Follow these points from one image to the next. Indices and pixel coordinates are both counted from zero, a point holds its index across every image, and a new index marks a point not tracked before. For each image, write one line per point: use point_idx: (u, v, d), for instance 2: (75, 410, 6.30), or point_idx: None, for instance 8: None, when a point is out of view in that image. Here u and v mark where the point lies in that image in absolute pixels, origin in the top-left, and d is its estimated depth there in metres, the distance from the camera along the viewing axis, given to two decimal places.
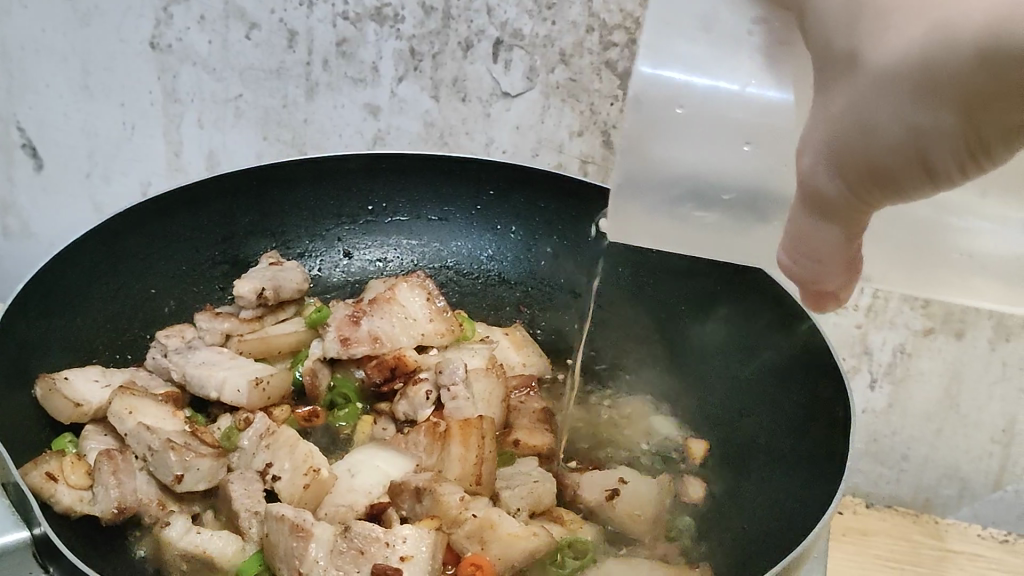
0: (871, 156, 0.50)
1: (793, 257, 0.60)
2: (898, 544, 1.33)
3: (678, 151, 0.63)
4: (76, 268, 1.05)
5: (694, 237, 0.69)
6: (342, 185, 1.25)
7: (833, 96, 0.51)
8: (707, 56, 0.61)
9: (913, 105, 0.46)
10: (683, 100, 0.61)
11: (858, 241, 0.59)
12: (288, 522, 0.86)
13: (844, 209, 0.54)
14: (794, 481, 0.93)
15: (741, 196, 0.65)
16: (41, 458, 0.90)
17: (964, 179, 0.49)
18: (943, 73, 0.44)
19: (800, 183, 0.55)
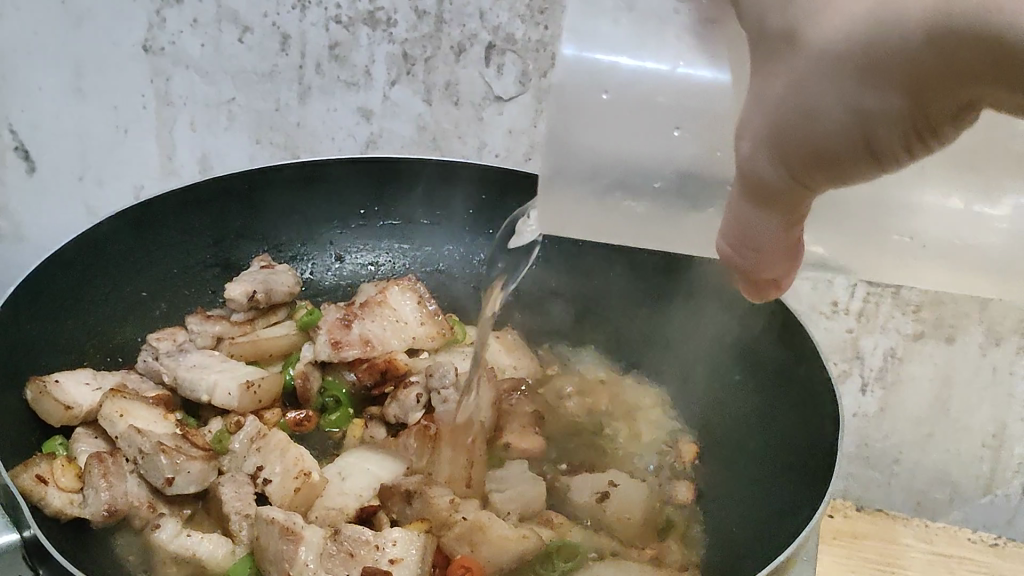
0: (815, 140, 0.47)
1: (736, 243, 0.57)
2: (889, 547, 1.34)
3: (605, 140, 0.65)
4: (69, 271, 1.05)
5: (624, 223, 0.72)
6: (333, 190, 1.25)
7: (770, 78, 0.48)
8: (632, 38, 0.63)
9: (857, 87, 0.44)
10: (610, 83, 0.63)
11: (799, 227, 0.56)
12: (278, 525, 0.86)
13: (783, 196, 0.52)
14: (781, 481, 0.93)
15: (670, 181, 0.68)
16: (31, 460, 0.90)
17: (910, 160, 0.47)
18: (890, 50, 0.41)
19: (739, 171, 0.52)
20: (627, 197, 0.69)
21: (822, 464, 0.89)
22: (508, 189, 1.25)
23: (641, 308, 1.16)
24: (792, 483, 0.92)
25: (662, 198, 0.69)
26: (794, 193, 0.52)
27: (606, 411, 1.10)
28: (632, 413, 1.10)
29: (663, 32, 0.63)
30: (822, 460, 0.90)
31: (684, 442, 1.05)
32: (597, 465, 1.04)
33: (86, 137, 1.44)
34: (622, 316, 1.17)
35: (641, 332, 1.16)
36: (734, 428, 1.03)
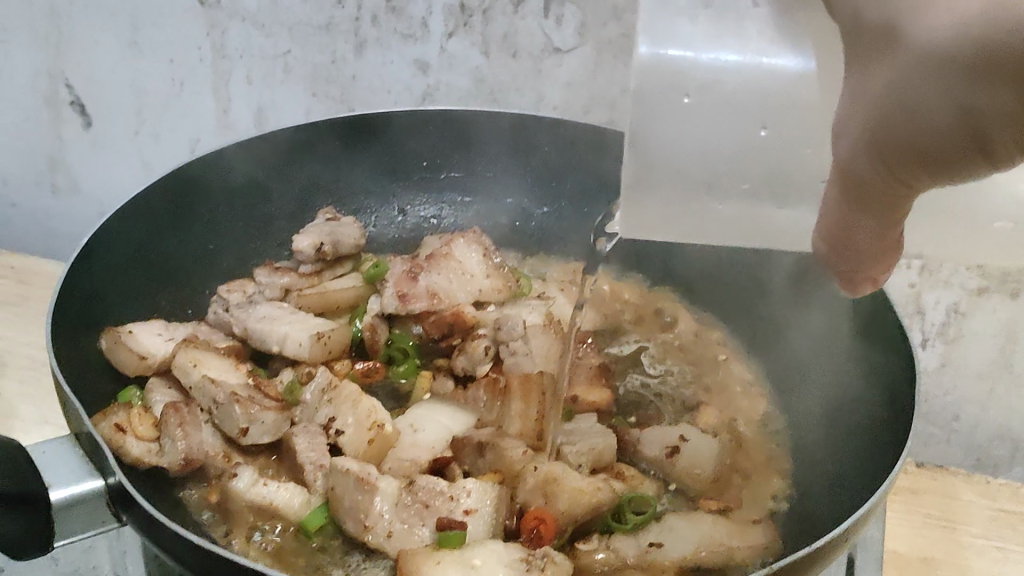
0: (919, 139, 0.51)
1: (841, 232, 0.64)
2: (950, 502, 1.33)
3: (686, 135, 0.67)
4: (135, 223, 1.04)
5: (711, 224, 0.74)
6: (395, 143, 1.24)
7: (872, 74, 0.52)
8: (713, 33, 0.65)
9: (965, 93, 0.47)
10: (690, 85, 0.65)
11: (903, 216, 0.62)
12: (352, 475, 0.88)
13: (887, 185, 0.57)
14: (849, 426, 0.94)
15: (757, 184, 0.70)
16: (109, 409, 0.91)
17: (1016, 156, 0.50)
18: (998, 59, 0.44)
19: (844, 168, 0.58)
20: (726, 184, 0.70)
21: (891, 424, 0.88)
22: (567, 140, 1.23)
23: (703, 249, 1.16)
24: (862, 445, 0.90)
25: (751, 199, 0.71)
26: (898, 182, 0.56)
27: (672, 366, 1.10)
28: (699, 370, 1.10)
29: (744, 27, 0.66)
30: (893, 418, 0.88)
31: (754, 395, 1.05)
32: (668, 417, 1.03)
33: (144, 89, 1.48)
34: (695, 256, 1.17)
35: (719, 281, 1.15)
36: (813, 384, 1.02)
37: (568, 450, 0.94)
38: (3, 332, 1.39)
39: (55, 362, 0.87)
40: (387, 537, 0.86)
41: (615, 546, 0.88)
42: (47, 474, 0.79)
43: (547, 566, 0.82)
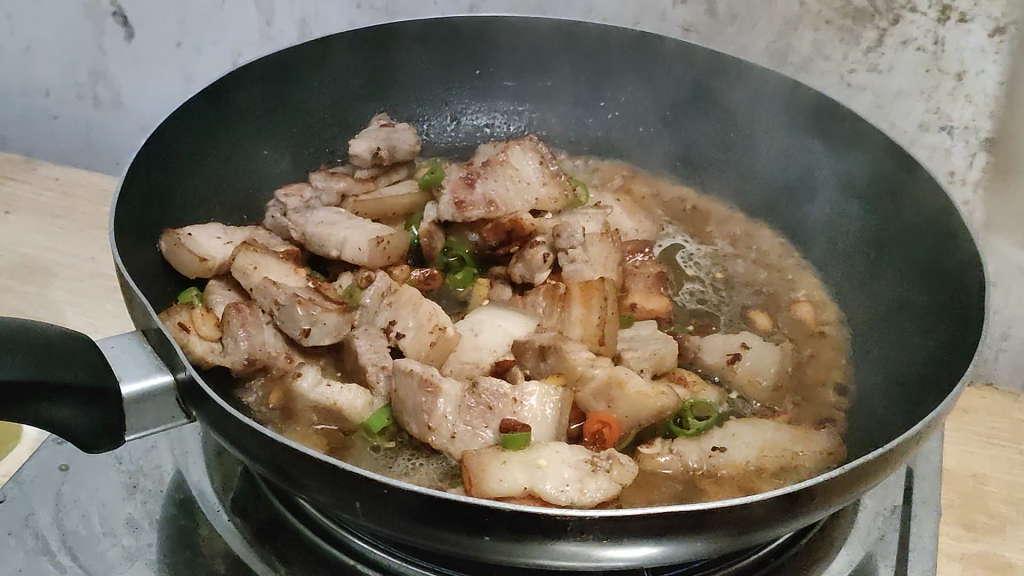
0: None
1: None
2: (999, 420, 1.31)
3: None
4: (192, 125, 1.03)
5: None
6: (450, 50, 1.23)
7: None
8: None
9: None
10: None
11: None
12: (416, 377, 0.88)
13: None
14: (917, 342, 0.93)
15: None
16: (172, 308, 0.92)
17: None
18: None
19: None
20: None
21: (960, 339, 0.86)
22: (632, 48, 1.21)
23: (791, 163, 1.15)
24: (926, 361, 0.90)
25: None
26: None
27: (726, 278, 1.09)
28: (755, 282, 1.09)
29: None
30: (961, 335, 0.87)
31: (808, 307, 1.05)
32: (726, 326, 1.03)
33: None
34: (775, 173, 1.17)
35: (802, 201, 1.14)
36: (883, 302, 1.01)
37: (629, 356, 0.94)
38: (50, 244, 1.39)
39: (120, 259, 0.88)
40: (450, 438, 0.86)
41: (678, 449, 0.87)
42: (118, 369, 0.80)
43: (614, 467, 0.83)
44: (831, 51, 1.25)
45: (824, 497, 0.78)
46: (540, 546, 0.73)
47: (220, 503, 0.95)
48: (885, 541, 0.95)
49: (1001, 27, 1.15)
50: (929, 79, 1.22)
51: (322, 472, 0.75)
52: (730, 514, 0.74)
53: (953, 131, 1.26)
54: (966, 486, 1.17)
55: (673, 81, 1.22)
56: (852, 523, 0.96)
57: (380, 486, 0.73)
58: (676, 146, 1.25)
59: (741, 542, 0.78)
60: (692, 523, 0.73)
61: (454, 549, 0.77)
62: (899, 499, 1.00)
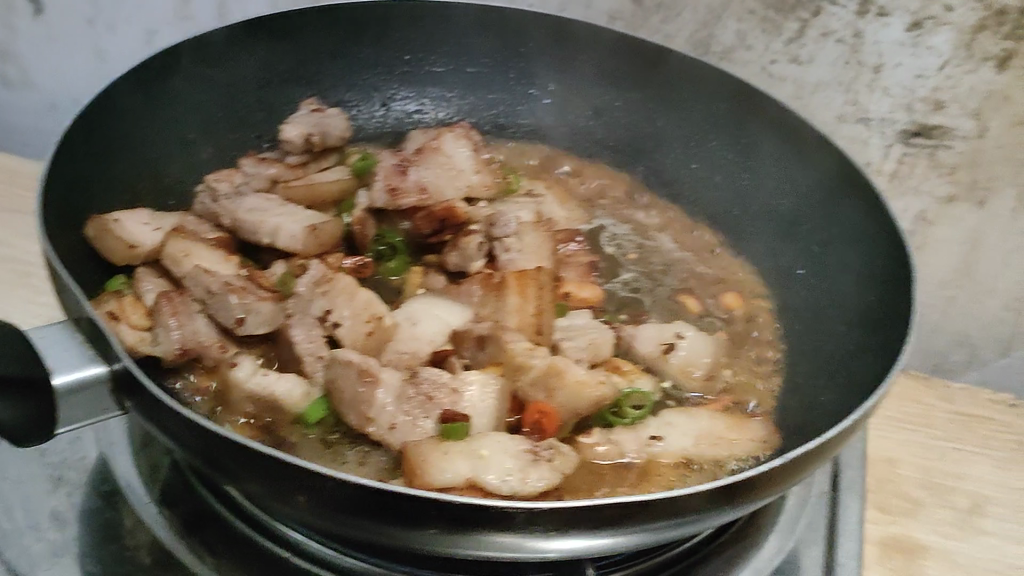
0: None
1: None
2: (909, 405, 1.33)
3: None
4: (118, 107, 1.01)
5: None
6: (380, 35, 1.22)
7: None
8: None
9: None
10: None
11: None
12: (354, 367, 0.87)
13: None
14: (847, 336, 0.95)
15: None
16: (101, 297, 0.90)
17: None
18: None
19: None
20: None
21: (892, 331, 0.89)
22: (562, 36, 1.21)
23: (723, 158, 1.17)
24: (860, 353, 0.91)
25: None
26: None
27: (653, 267, 1.10)
28: (683, 270, 1.10)
29: None
30: (893, 328, 0.89)
31: (733, 296, 1.07)
32: (659, 313, 1.04)
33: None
34: (706, 170, 1.19)
35: (738, 195, 1.16)
36: (813, 296, 1.03)
37: (567, 346, 0.94)
38: None
39: (48, 246, 0.85)
40: (389, 429, 0.85)
41: (615, 438, 0.88)
42: (49, 359, 0.77)
43: (555, 456, 0.84)
44: (754, 41, 1.26)
45: (761, 487, 0.79)
46: (482, 538, 0.73)
47: (148, 495, 0.93)
48: (813, 527, 0.97)
49: (917, 22, 1.18)
50: (848, 70, 1.25)
51: (265, 465, 0.74)
52: (671, 506, 0.75)
53: (870, 122, 1.29)
54: (880, 470, 1.19)
55: (603, 72, 1.22)
56: (781, 509, 0.98)
57: (324, 478, 0.72)
58: (606, 134, 1.25)
59: (677, 533, 0.79)
60: (632, 514, 0.74)
61: (394, 541, 0.76)
62: (825, 486, 1.02)
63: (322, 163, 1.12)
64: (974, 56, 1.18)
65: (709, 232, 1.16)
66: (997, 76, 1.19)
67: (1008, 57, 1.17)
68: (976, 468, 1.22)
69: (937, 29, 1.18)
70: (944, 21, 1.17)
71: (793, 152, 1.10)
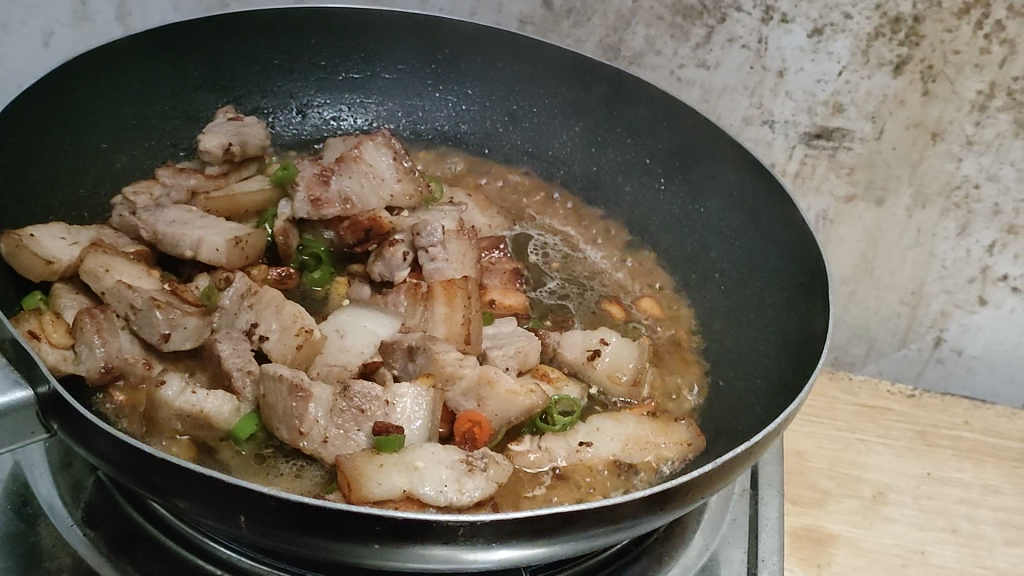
0: None
1: None
2: (814, 398, 1.37)
3: None
4: (30, 117, 0.98)
5: None
6: (296, 41, 1.21)
7: None
8: None
9: None
10: None
11: None
12: (286, 383, 0.85)
13: None
14: (766, 340, 0.98)
15: None
16: (19, 316, 0.88)
17: None
18: None
19: None
20: None
21: (809, 335, 0.92)
22: (476, 40, 1.22)
23: (640, 164, 1.20)
24: (779, 357, 0.95)
25: None
26: None
27: (571, 274, 1.12)
28: (601, 277, 1.12)
29: None
30: (810, 332, 0.92)
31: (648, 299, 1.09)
32: (584, 318, 1.06)
33: None
34: (624, 175, 1.21)
35: (656, 202, 1.19)
36: (733, 300, 1.06)
37: (495, 354, 0.95)
38: None
39: None
40: (322, 443, 0.85)
41: (546, 445, 0.90)
42: None
43: (490, 466, 0.85)
44: (662, 46, 1.29)
45: (693, 491, 0.81)
46: (423, 551, 0.74)
47: (71, 516, 0.91)
48: (737, 523, 1.00)
49: (818, 28, 1.22)
50: (753, 75, 1.28)
51: (204, 485, 0.73)
52: (608, 513, 0.77)
53: (774, 125, 1.32)
54: (792, 464, 1.22)
55: (519, 76, 1.24)
56: (705, 507, 1.00)
57: (267, 498, 0.72)
58: (522, 139, 1.27)
59: (611, 539, 0.81)
60: (571, 522, 0.75)
61: (333, 556, 0.76)
62: (746, 482, 1.05)
63: (240, 173, 1.11)
64: (871, 62, 1.23)
65: (630, 236, 1.19)
66: (892, 80, 1.23)
67: (903, 62, 1.22)
68: (878, 458, 1.26)
69: (836, 35, 1.22)
70: (842, 28, 1.21)
71: (708, 159, 1.13)
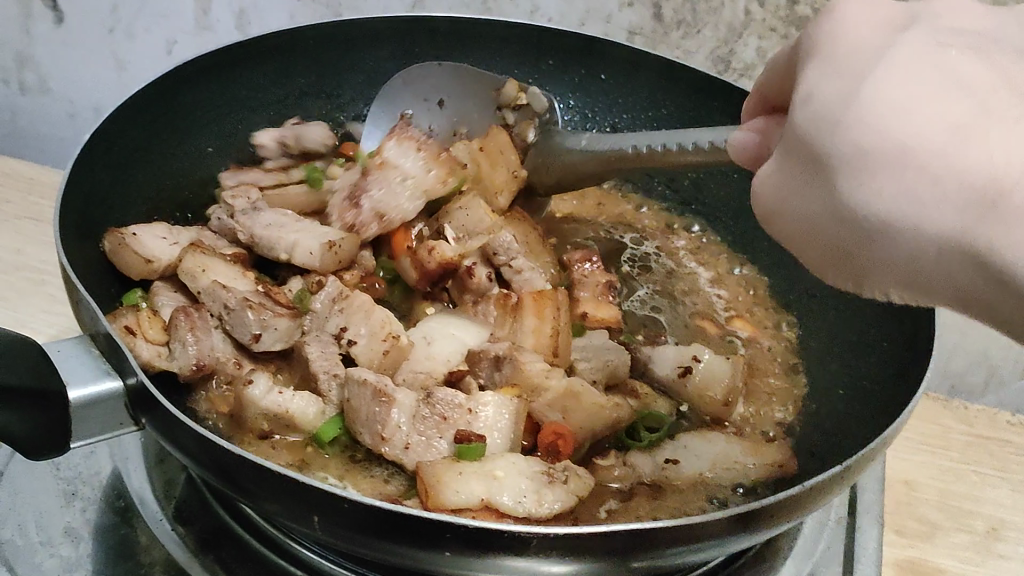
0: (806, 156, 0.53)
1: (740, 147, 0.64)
2: (926, 426, 1.30)
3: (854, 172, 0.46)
4: (137, 116, 1.02)
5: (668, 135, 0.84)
6: (400, 49, 1.25)
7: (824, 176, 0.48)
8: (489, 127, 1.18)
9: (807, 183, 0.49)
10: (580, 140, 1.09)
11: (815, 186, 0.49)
12: (370, 387, 0.86)
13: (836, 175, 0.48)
14: (871, 363, 0.95)
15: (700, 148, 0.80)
16: (117, 312, 0.89)
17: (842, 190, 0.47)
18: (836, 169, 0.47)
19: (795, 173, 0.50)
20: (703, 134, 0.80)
21: (914, 359, 0.88)
22: (578, 43, 1.26)
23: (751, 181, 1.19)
24: (879, 384, 0.91)
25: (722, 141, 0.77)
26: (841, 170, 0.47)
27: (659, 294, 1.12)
28: (697, 298, 1.12)
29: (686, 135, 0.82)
30: (915, 356, 0.89)
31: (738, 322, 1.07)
32: (678, 333, 1.06)
33: (119, 10, 1.43)
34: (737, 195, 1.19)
35: (759, 223, 1.17)
36: (835, 324, 1.03)
37: (583, 368, 0.95)
38: None
39: (65, 257, 0.84)
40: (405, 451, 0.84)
41: (631, 462, 0.88)
42: (65, 373, 0.76)
43: (571, 480, 0.82)
44: None
45: (779, 514, 0.77)
46: (499, 562, 0.71)
47: (162, 512, 0.92)
48: (829, 552, 0.96)
49: None
50: None
51: (277, 483, 0.72)
52: (690, 531, 0.73)
53: None
54: (899, 493, 1.17)
55: (624, 88, 1.28)
56: (798, 533, 0.97)
57: (338, 498, 0.70)
58: None
59: (696, 558, 0.77)
60: (650, 540, 0.72)
61: (424, 565, 0.74)
62: (843, 511, 1.01)
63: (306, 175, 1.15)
64: None
65: (740, 252, 1.17)
66: None
67: None
68: (994, 491, 1.20)
69: None
70: None
71: None
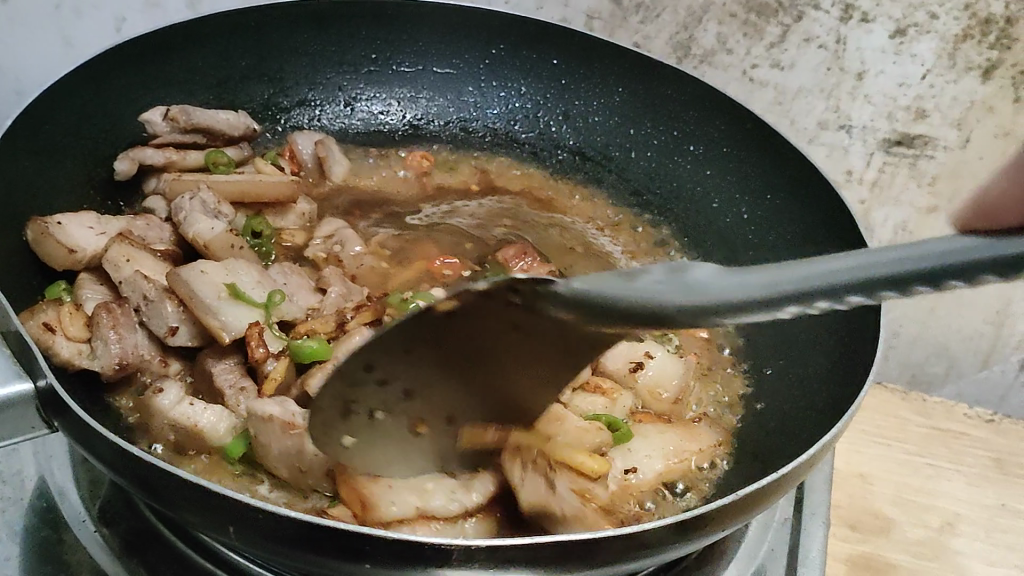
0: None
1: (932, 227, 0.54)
2: (883, 419, 1.28)
3: None
4: (66, 100, 0.98)
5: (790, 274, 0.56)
6: (347, 32, 1.23)
7: None
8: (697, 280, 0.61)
9: None
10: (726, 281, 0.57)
11: None
12: (278, 422, 0.79)
13: None
14: (821, 362, 0.92)
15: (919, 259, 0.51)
16: (37, 308, 0.85)
17: None
18: None
19: None
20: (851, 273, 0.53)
21: (863, 359, 0.86)
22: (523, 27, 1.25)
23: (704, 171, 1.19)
24: (824, 384, 0.89)
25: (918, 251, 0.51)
26: None
27: None
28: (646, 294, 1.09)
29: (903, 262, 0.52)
30: (861, 359, 0.87)
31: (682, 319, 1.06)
32: None
33: None
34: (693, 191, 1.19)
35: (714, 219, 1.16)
36: (786, 320, 1.01)
37: None
38: None
39: None
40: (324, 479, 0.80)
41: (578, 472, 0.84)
42: None
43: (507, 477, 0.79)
44: (734, 45, 1.22)
45: (717, 522, 0.74)
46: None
47: (86, 513, 0.88)
48: (774, 554, 0.94)
49: (901, 29, 1.15)
50: (829, 77, 1.22)
51: (191, 493, 0.69)
52: (624, 542, 0.70)
53: (851, 130, 1.26)
54: (853, 487, 1.14)
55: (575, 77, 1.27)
56: (742, 534, 0.95)
57: (253, 509, 0.67)
58: (578, 139, 1.28)
59: (632, 567, 0.75)
60: (582, 553, 0.69)
61: None
62: (790, 511, 0.99)
63: (215, 162, 1.12)
64: (958, 65, 1.15)
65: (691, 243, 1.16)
66: (981, 86, 1.16)
67: (992, 67, 1.15)
68: (950, 485, 1.18)
69: (921, 36, 1.15)
70: (928, 29, 1.14)
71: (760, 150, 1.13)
